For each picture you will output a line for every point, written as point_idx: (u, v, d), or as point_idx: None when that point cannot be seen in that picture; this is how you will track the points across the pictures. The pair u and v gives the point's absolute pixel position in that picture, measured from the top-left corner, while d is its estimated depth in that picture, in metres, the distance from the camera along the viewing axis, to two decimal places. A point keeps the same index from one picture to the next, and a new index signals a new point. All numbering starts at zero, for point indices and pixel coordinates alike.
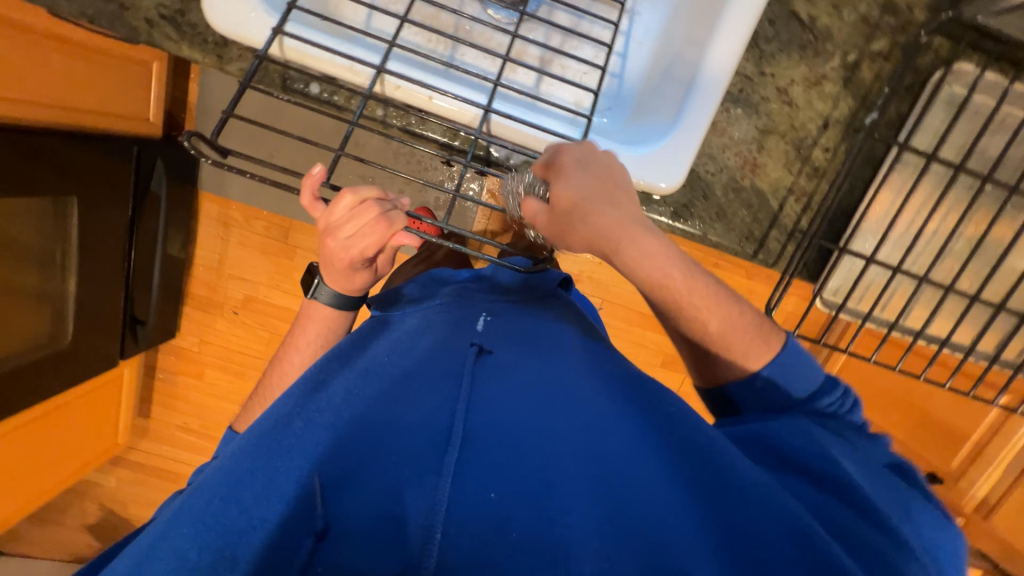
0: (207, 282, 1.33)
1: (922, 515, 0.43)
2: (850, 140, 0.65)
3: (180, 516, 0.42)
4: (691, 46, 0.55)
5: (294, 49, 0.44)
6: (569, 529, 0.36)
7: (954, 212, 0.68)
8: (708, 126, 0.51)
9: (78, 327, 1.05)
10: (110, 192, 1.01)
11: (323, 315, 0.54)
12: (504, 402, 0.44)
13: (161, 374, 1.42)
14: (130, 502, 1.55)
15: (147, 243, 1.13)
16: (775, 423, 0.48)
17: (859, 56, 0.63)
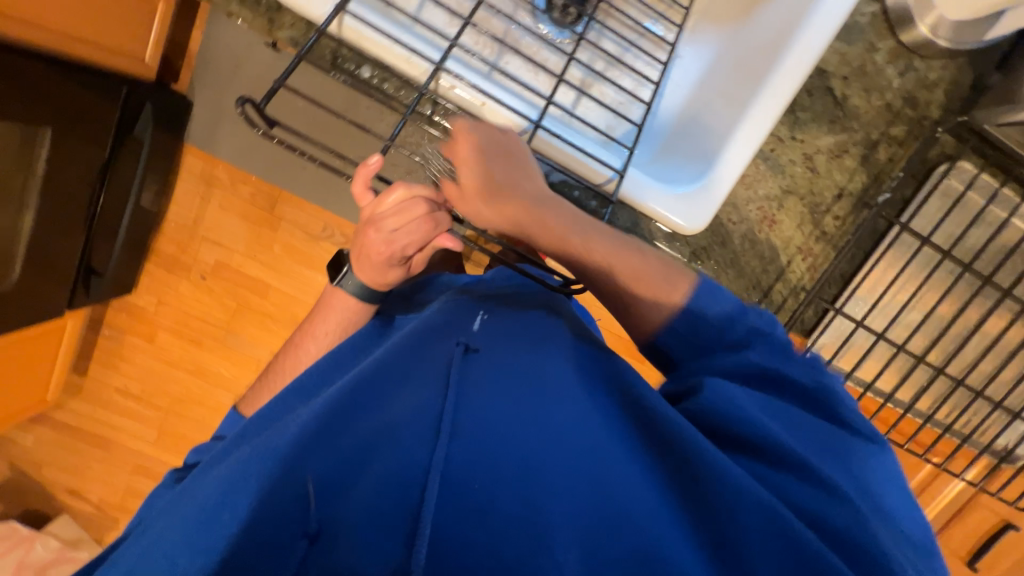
0: (177, 240, 1.24)
1: (860, 453, 0.48)
2: (858, 211, 0.76)
3: (167, 522, 0.40)
4: (723, 100, 0.62)
5: (355, 31, 0.48)
6: (551, 520, 0.38)
7: (935, 289, 0.84)
8: (739, 175, 0.56)
9: (28, 268, 0.96)
10: (87, 130, 0.93)
11: (344, 306, 0.57)
12: (494, 403, 0.43)
13: (107, 331, 1.31)
14: (46, 465, 1.41)
15: (121, 189, 1.04)
16: (723, 386, 0.47)
17: (878, 138, 0.75)
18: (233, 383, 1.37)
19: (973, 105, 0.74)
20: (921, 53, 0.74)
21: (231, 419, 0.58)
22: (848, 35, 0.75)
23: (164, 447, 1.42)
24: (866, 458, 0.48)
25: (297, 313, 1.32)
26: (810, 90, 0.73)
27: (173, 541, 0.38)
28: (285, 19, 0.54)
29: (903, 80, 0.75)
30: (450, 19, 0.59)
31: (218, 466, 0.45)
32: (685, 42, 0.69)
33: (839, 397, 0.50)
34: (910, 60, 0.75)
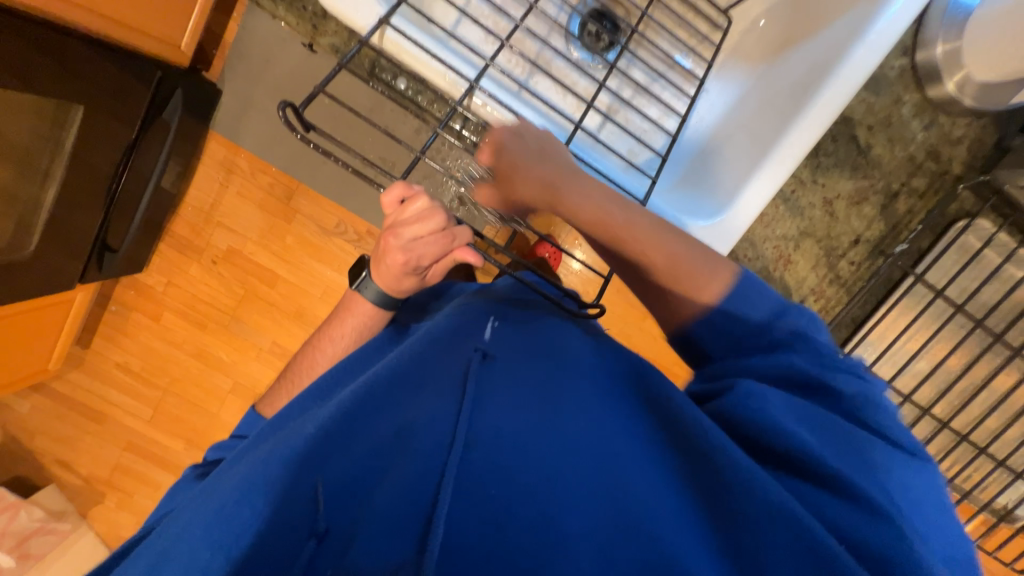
0: (192, 223, 1.26)
1: (905, 469, 0.41)
2: (873, 259, 0.78)
3: (186, 518, 0.40)
4: (752, 134, 0.62)
5: (394, 42, 0.50)
6: (568, 534, 0.36)
7: (946, 342, 0.86)
8: (757, 212, 0.58)
9: (45, 239, 0.96)
10: (120, 110, 0.95)
11: (360, 311, 0.57)
12: (509, 412, 0.42)
13: (114, 306, 1.32)
14: (39, 435, 1.42)
15: (144, 168, 1.07)
16: (751, 386, 0.44)
17: (898, 189, 0.76)
18: (234, 369, 1.38)
19: (997, 164, 0.75)
20: (948, 110, 0.75)
21: (247, 418, 0.59)
22: (877, 87, 0.75)
23: (159, 427, 1.42)
24: (915, 476, 0.41)
25: (303, 305, 1.32)
26: (834, 137, 0.73)
27: (187, 520, 0.39)
28: (329, 27, 0.61)
29: (928, 133, 0.76)
30: (484, 36, 0.61)
31: (233, 465, 0.44)
32: (713, 76, 0.71)
33: (883, 409, 0.44)
34: (933, 114, 0.76)
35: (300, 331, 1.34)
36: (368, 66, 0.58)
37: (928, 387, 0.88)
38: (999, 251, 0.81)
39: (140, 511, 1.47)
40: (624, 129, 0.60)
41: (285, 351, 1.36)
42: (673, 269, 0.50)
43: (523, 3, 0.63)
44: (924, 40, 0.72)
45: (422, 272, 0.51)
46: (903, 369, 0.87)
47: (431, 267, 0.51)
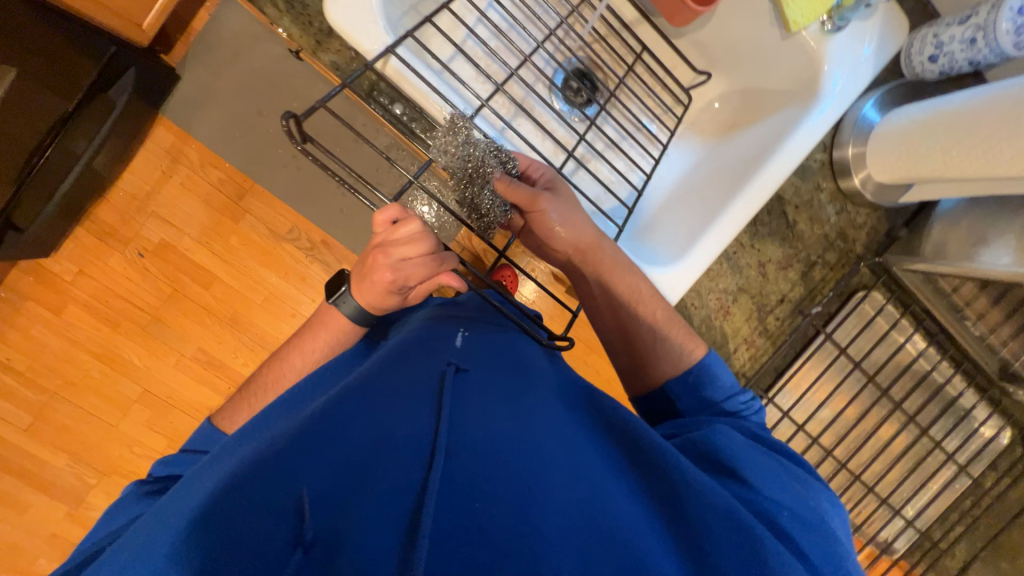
0: (120, 210, 1.14)
1: (826, 503, 0.51)
2: (796, 317, 0.90)
3: (130, 549, 0.35)
4: (706, 196, 0.71)
5: (395, 70, 0.54)
6: (547, 538, 0.37)
7: (844, 394, 0.98)
8: (708, 263, 0.64)
9: None
10: (57, 79, 0.87)
11: (336, 324, 0.55)
12: (489, 421, 0.43)
13: (2, 293, 1.14)
14: None
15: (75, 146, 0.97)
16: (718, 424, 0.54)
17: (815, 260, 0.89)
18: (146, 374, 1.24)
19: (888, 250, 0.91)
20: (854, 200, 0.89)
21: (201, 430, 0.55)
22: (803, 174, 0.88)
23: (37, 437, 1.22)
24: (836, 510, 0.51)
25: (240, 310, 1.24)
26: (770, 211, 0.85)
27: (142, 543, 0.35)
28: (333, 44, 0.62)
29: (839, 217, 0.90)
30: (476, 75, 0.67)
31: (197, 481, 0.40)
32: (674, 144, 0.80)
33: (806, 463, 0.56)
34: (845, 203, 0.90)
35: (231, 338, 1.25)
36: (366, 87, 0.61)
37: (830, 434, 1.00)
38: (886, 319, 0.96)
39: None
40: (593, 177, 0.66)
41: (211, 358, 1.25)
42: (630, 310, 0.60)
43: (515, 53, 0.70)
44: (839, 142, 0.87)
45: (404, 292, 0.51)
46: (811, 416, 0.98)
47: (415, 288, 0.51)
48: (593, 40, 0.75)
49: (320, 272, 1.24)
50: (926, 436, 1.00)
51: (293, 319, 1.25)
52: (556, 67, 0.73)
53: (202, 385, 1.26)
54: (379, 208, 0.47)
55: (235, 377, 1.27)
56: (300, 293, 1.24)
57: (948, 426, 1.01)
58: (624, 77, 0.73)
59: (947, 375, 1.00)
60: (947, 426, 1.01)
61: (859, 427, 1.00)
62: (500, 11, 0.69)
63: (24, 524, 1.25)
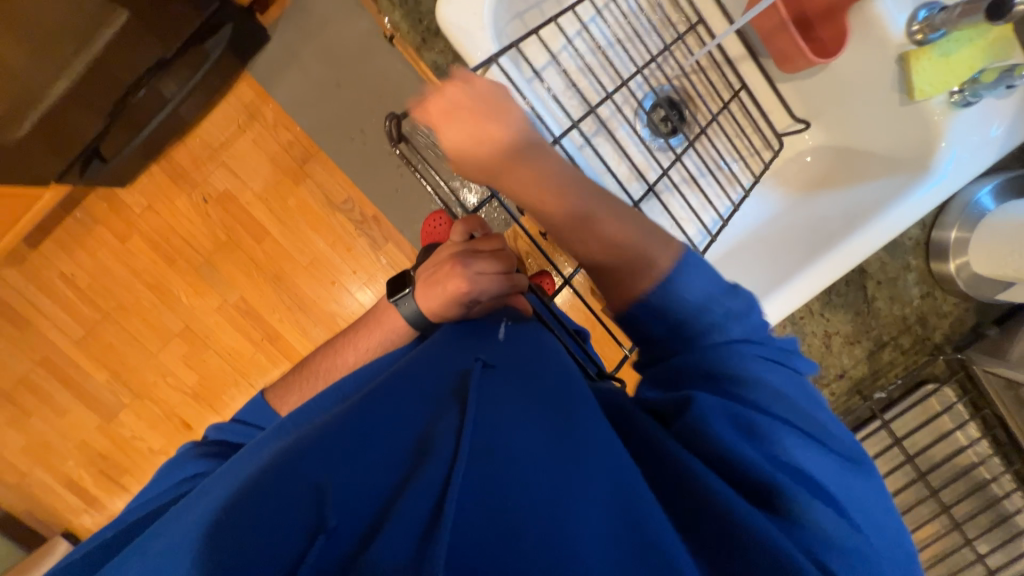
0: (195, 155, 1.21)
1: (853, 480, 0.44)
2: (852, 394, 0.90)
3: (189, 512, 0.38)
4: (785, 248, 0.71)
5: (493, 79, 0.58)
6: (581, 553, 0.32)
7: None
8: (778, 317, 0.65)
9: (36, 129, 0.89)
10: (162, 28, 0.90)
11: (393, 325, 0.61)
12: (521, 424, 0.39)
13: (79, 214, 1.23)
14: None
15: (166, 89, 1.01)
16: (704, 398, 0.43)
17: (886, 341, 0.87)
18: (188, 311, 1.30)
19: (969, 346, 0.87)
20: (944, 286, 0.85)
21: (255, 404, 0.58)
22: (891, 250, 0.85)
23: (86, 352, 1.31)
24: (864, 484, 0.44)
25: (285, 269, 1.28)
26: (847, 282, 0.84)
27: (189, 523, 0.36)
28: (437, 44, 0.68)
29: (922, 301, 0.86)
30: (567, 89, 0.68)
31: (247, 463, 0.41)
32: (756, 191, 0.82)
33: (816, 407, 0.47)
34: (932, 287, 0.85)
35: (272, 293, 1.29)
36: None
37: None
38: (953, 417, 0.91)
39: (33, 434, 1.34)
40: (666, 209, 0.67)
41: (250, 310, 1.30)
42: None
43: (609, 73, 0.72)
44: (942, 223, 0.83)
45: (475, 302, 0.56)
46: None
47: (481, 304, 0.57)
48: (692, 71, 0.76)
49: (366, 246, 1.26)
50: (968, 547, 0.92)
51: (332, 286, 1.28)
52: (648, 92, 0.75)
53: (238, 333, 1.31)
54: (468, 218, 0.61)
55: (269, 330, 1.31)
56: (344, 263, 1.27)
57: (997, 540, 0.92)
58: (716, 113, 0.75)
59: (1007, 489, 0.92)
60: (992, 540, 0.93)
61: None
62: (602, 27, 0.71)
63: (62, 428, 1.35)
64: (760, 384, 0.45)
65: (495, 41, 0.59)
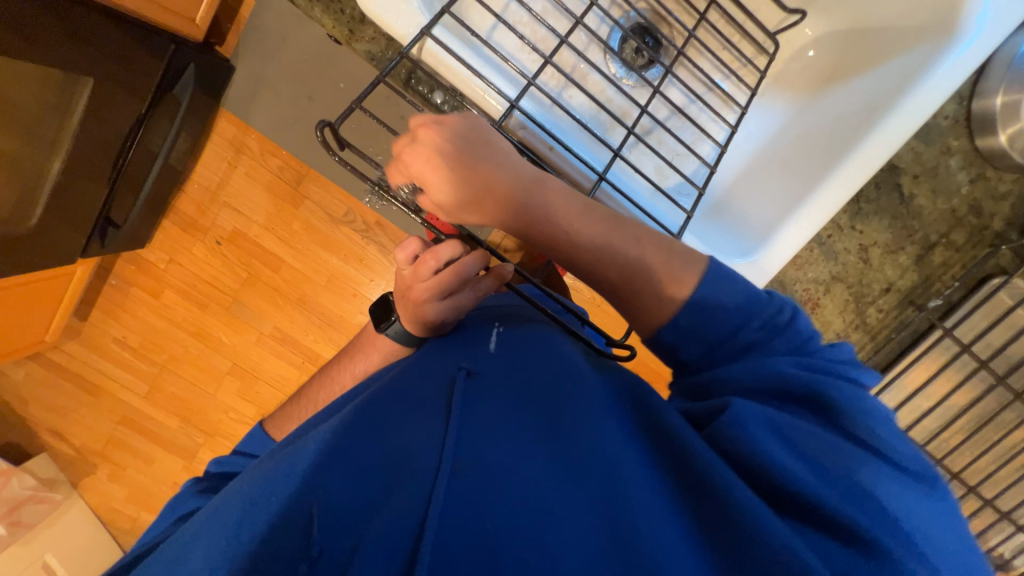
0: (197, 202, 1.23)
1: (925, 501, 0.40)
2: (903, 307, 0.87)
3: (194, 534, 0.42)
4: (794, 172, 0.64)
5: (432, 53, 0.52)
6: (555, 557, 0.36)
7: (950, 380, 0.93)
8: (792, 251, 0.60)
9: (48, 211, 0.94)
10: (129, 83, 0.91)
11: (387, 347, 0.65)
12: (495, 437, 0.43)
13: (113, 281, 1.30)
14: (31, 403, 1.40)
15: (151, 143, 1.03)
16: (741, 402, 0.44)
17: (937, 241, 0.83)
18: (231, 350, 1.37)
19: None
20: (995, 164, 0.79)
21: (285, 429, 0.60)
22: (927, 136, 0.80)
23: (154, 405, 1.41)
24: (931, 500, 0.40)
25: (306, 292, 1.31)
26: (878, 185, 0.79)
27: (207, 543, 0.40)
28: (368, 32, 0.65)
29: (972, 187, 0.81)
30: (522, 46, 0.63)
31: (242, 484, 0.45)
32: (755, 104, 0.73)
33: (886, 419, 0.44)
34: (982, 167, 0.80)
35: (301, 317, 1.33)
36: (404, 77, 0.62)
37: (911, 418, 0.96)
38: None
39: (131, 484, 1.48)
40: (657, 152, 0.60)
41: (286, 336, 1.35)
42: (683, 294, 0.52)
43: (565, 15, 0.65)
44: (982, 91, 0.77)
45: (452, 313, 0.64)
46: (901, 403, 0.94)
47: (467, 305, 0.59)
48: None
49: (377, 254, 1.27)
50: None
51: (355, 298, 1.31)
52: (613, 25, 0.68)
53: (281, 360, 1.37)
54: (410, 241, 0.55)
55: (307, 353, 1.36)
56: (360, 274, 1.29)
57: None
58: (692, 29, 0.67)
59: None
60: None
61: (949, 413, 0.95)
62: None
63: (152, 474, 1.47)
64: (787, 376, 0.46)
65: (424, 11, 0.53)
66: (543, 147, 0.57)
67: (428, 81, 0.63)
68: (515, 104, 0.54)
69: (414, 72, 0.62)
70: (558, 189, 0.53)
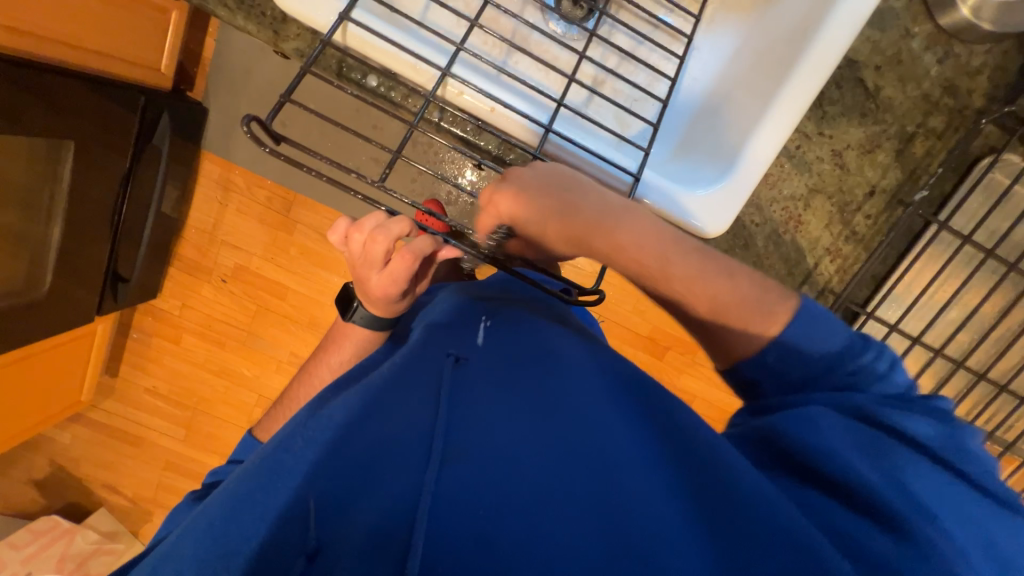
0: (197, 245, 1.27)
1: (998, 524, 0.41)
2: (892, 208, 0.77)
3: (184, 538, 0.43)
4: (748, 94, 0.63)
5: (356, 36, 0.51)
6: (557, 542, 0.38)
7: (956, 279, 0.85)
8: (758, 172, 0.58)
9: (56, 276, 0.99)
10: (109, 139, 0.94)
11: (357, 335, 0.62)
12: (483, 424, 0.45)
13: (134, 334, 1.36)
14: (83, 462, 1.48)
15: (143, 196, 1.07)
16: (814, 410, 0.48)
17: (914, 130, 0.76)
18: (255, 382, 1.40)
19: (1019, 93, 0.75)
20: (963, 38, 0.75)
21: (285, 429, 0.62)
22: (882, 21, 0.75)
23: (194, 447, 1.47)
24: (1014, 533, 0.41)
25: (316, 314, 1.33)
26: (839, 84, 0.74)
27: (194, 547, 0.41)
28: (290, 29, 0.60)
29: (942, 66, 0.76)
30: (457, 20, 0.63)
31: (232, 479, 0.47)
32: (704, 32, 0.71)
33: (971, 455, 0.45)
34: (949, 44, 0.75)
35: (315, 339, 1.36)
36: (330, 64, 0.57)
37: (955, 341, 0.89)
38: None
39: None
40: (611, 100, 0.58)
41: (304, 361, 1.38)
42: (652, 244, 0.53)
43: None
44: None
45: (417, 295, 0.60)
46: (912, 316, 0.86)
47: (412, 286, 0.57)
48: None
49: None
50: None
51: None
52: None
53: None
54: (335, 226, 0.52)
55: None
56: None
57: None
58: None
59: None
60: None
61: (972, 319, 0.87)
62: None
63: None
64: (849, 400, 0.49)
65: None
66: (491, 115, 0.56)
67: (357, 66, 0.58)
68: (448, 72, 0.52)
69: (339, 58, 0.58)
70: (586, 226, 0.54)
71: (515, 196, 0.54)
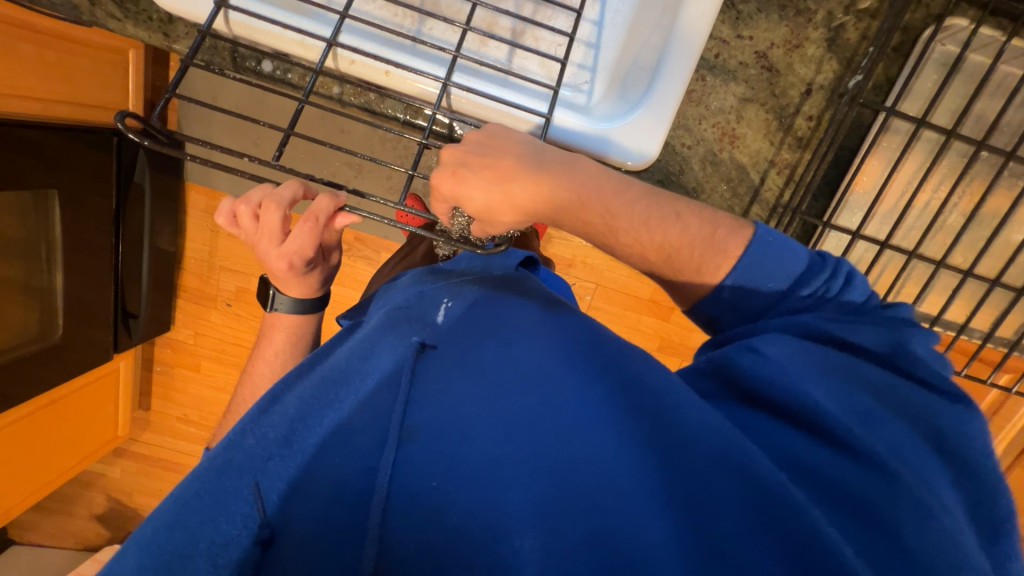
0: (198, 274, 1.32)
1: (942, 412, 0.43)
2: (833, 103, 0.76)
3: (127, 547, 0.47)
4: (666, 20, 0.65)
5: (241, 24, 0.55)
6: (509, 510, 0.41)
7: (951, 177, 0.77)
8: (679, 99, 0.63)
9: (68, 319, 1.06)
10: (93, 184, 0.99)
11: (288, 324, 0.64)
12: (442, 401, 0.48)
13: (159, 367, 1.43)
14: (134, 493, 1.57)
15: (135, 233, 1.12)
16: (766, 336, 0.47)
17: (841, 18, 0.73)
18: None
19: None
20: None
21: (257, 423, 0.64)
22: None
23: None
24: (950, 415, 0.43)
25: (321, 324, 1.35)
26: None
27: (144, 538, 0.47)
28: (178, 29, 0.71)
29: None
30: None
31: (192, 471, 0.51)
32: None
33: (918, 360, 0.45)
34: None
35: None
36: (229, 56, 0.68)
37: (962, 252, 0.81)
38: (988, 50, 0.71)
39: None
40: (535, 51, 0.57)
41: None
42: (595, 196, 0.50)
43: None
44: None
45: (328, 265, 0.61)
46: (907, 226, 0.81)
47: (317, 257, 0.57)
48: None
49: (367, 268, 1.25)
50: None
51: None
52: None
53: None
54: (219, 211, 0.51)
55: None
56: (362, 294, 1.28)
57: None
58: None
59: None
60: None
61: (979, 220, 0.78)
62: None
63: None
64: (795, 322, 0.48)
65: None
66: (404, 84, 0.59)
67: (251, 54, 0.68)
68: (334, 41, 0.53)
69: (237, 52, 0.69)
70: (534, 190, 0.49)
71: (458, 176, 0.50)
